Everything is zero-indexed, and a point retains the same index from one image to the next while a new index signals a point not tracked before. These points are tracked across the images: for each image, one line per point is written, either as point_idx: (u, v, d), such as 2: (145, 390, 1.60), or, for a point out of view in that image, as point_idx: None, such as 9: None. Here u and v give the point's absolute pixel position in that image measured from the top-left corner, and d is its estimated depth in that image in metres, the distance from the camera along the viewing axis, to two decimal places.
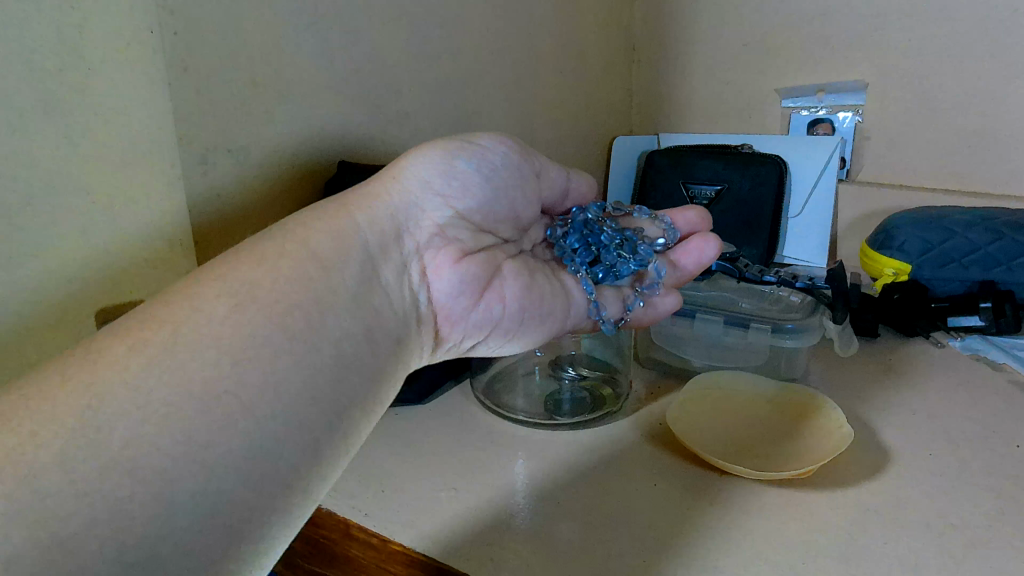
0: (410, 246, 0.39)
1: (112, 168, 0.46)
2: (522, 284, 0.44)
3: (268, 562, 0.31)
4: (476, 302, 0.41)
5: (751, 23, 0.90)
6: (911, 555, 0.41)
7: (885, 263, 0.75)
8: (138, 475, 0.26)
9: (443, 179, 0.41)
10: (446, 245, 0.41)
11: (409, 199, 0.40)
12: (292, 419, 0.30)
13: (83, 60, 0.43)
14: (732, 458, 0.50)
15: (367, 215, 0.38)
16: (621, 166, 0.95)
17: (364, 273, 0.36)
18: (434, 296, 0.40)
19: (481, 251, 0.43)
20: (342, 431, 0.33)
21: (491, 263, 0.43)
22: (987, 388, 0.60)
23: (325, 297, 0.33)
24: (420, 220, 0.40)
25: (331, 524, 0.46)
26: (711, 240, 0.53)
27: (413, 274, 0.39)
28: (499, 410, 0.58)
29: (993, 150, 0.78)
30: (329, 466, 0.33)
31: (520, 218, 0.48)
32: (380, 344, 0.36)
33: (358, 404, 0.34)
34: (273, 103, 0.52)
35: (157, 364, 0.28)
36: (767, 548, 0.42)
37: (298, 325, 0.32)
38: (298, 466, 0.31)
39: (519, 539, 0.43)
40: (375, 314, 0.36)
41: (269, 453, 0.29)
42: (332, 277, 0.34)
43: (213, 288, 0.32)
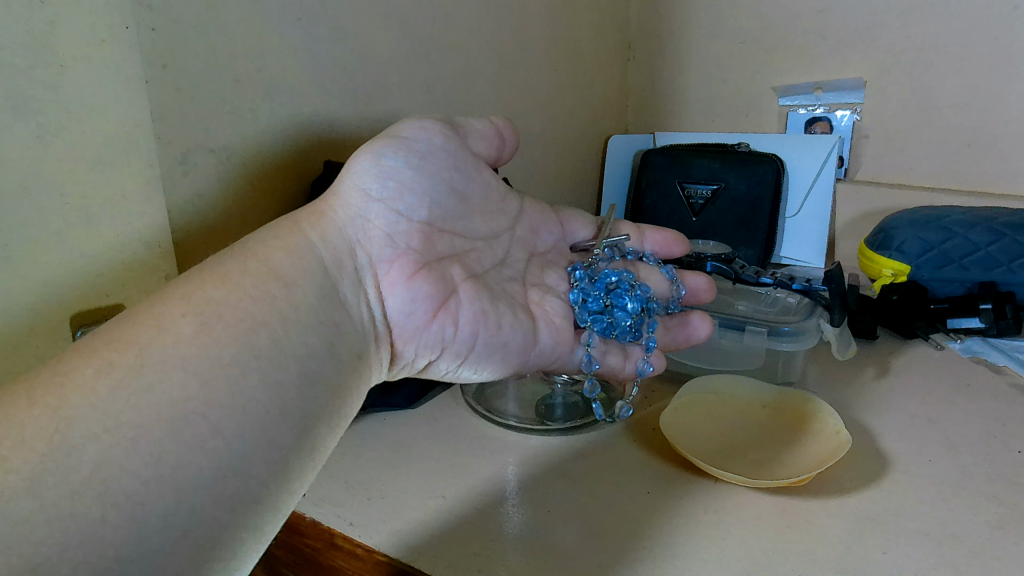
0: (362, 260, 0.40)
1: (87, 168, 0.44)
2: (478, 304, 0.44)
3: (243, 571, 0.33)
4: (430, 320, 0.42)
5: (748, 19, 0.89)
6: (910, 565, 0.40)
7: (883, 264, 0.74)
8: (110, 497, 0.27)
9: (384, 186, 0.41)
10: (398, 257, 0.41)
11: (354, 212, 0.41)
12: (258, 436, 0.32)
13: (55, 56, 0.41)
14: (723, 463, 0.49)
15: (320, 232, 0.40)
16: (617, 165, 0.94)
17: (325, 290, 0.38)
18: (388, 313, 0.41)
19: (438, 263, 0.43)
20: (307, 445, 0.35)
21: (449, 279, 0.43)
22: (989, 392, 0.59)
23: (287, 314, 0.35)
24: (368, 231, 0.41)
25: (315, 533, 0.45)
26: (705, 324, 0.54)
27: (368, 289, 0.40)
28: (489, 416, 0.57)
29: (993, 148, 0.77)
30: (297, 479, 0.35)
31: (478, 214, 0.48)
32: (343, 361, 0.38)
33: (325, 420, 0.36)
34: (258, 103, 0.51)
35: (122, 386, 0.30)
36: (763, 557, 0.41)
37: (264, 342, 0.34)
38: (266, 482, 0.32)
39: (508, 547, 0.42)
40: (337, 329, 0.37)
41: (238, 472, 0.31)
42: (294, 293, 0.36)
43: (180, 307, 0.33)
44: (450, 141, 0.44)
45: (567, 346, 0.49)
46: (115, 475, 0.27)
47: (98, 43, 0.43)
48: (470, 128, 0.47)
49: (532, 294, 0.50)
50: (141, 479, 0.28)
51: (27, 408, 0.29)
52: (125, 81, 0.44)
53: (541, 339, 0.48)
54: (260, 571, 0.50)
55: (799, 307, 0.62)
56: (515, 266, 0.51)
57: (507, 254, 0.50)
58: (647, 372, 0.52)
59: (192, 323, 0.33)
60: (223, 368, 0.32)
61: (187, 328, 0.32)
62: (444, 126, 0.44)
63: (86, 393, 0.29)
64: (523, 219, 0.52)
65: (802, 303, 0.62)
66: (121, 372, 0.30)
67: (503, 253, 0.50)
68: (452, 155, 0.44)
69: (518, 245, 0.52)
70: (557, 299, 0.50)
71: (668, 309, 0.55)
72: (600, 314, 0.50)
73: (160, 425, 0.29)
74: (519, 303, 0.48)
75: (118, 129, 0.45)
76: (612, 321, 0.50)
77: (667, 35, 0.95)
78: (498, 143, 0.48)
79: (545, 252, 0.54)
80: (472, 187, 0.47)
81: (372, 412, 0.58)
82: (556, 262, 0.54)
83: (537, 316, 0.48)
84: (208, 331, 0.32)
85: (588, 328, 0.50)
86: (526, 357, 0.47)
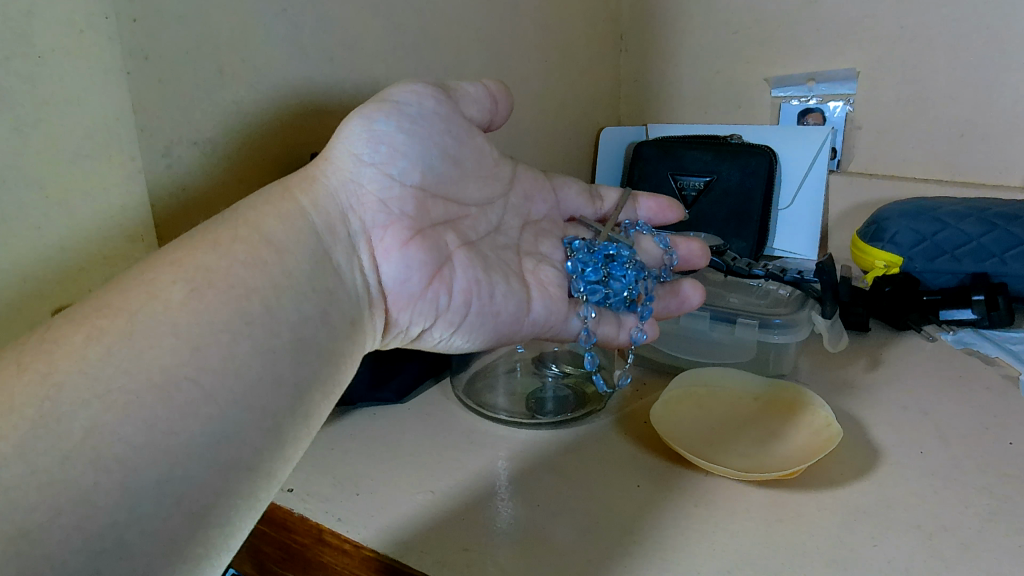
0: (355, 226, 0.40)
1: (67, 158, 0.44)
2: (471, 272, 0.44)
3: (235, 544, 0.32)
4: (425, 287, 0.41)
5: (741, 10, 0.88)
6: (901, 558, 0.40)
7: (875, 255, 0.73)
8: (102, 464, 0.27)
9: (376, 151, 0.41)
10: (392, 222, 0.41)
11: (346, 177, 0.40)
12: (252, 402, 0.32)
13: (33, 46, 0.41)
14: (716, 458, 0.49)
15: (312, 197, 0.39)
16: (610, 156, 0.93)
17: (318, 256, 0.37)
18: (383, 280, 0.41)
19: (431, 230, 0.43)
20: (302, 412, 0.35)
21: (443, 246, 0.43)
22: (980, 384, 0.59)
23: (280, 280, 0.35)
24: (361, 197, 0.40)
25: (303, 529, 0.45)
26: (699, 291, 0.54)
27: (362, 257, 0.40)
28: (480, 410, 0.56)
29: (985, 139, 0.77)
30: (291, 447, 0.34)
31: (472, 181, 0.47)
32: (337, 326, 0.37)
33: (318, 387, 0.36)
34: (244, 89, 0.50)
35: (114, 352, 0.29)
36: (754, 551, 0.40)
37: (255, 309, 0.33)
38: (260, 450, 0.32)
39: (496, 543, 0.42)
40: (330, 295, 0.37)
41: (232, 438, 0.31)
42: (287, 260, 0.36)
43: (171, 273, 0.33)
44: (442, 104, 0.44)
45: (559, 314, 0.48)
46: (106, 440, 0.27)
47: (76, 33, 0.42)
48: (462, 92, 0.46)
49: (527, 263, 0.49)
50: (128, 454, 0.27)
51: (16, 375, 0.28)
52: (104, 70, 0.43)
53: (533, 309, 0.47)
54: (247, 567, 0.49)
55: (791, 299, 0.61)
56: (511, 234, 0.50)
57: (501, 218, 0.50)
58: (641, 340, 0.51)
59: (182, 290, 0.32)
60: (211, 340, 0.31)
61: (178, 294, 0.32)
62: (436, 88, 0.44)
63: (75, 361, 0.29)
64: (516, 185, 0.51)
65: (794, 296, 0.62)
66: (112, 338, 0.30)
67: (495, 220, 0.49)
68: (445, 118, 0.44)
69: (512, 213, 0.51)
70: (551, 267, 0.50)
71: (659, 278, 0.54)
72: (597, 286, 0.49)
73: (153, 392, 0.29)
74: (513, 271, 0.47)
75: (98, 123, 0.44)
76: (611, 296, 0.50)
77: (659, 26, 0.94)
78: (492, 106, 0.47)
79: (541, 224, 0.53)
80: (467, 153, 0.46)
81: (362, 406, 0.58)
82: (550, 231, 0.53)
83: (530, 285, 0.48)
84: (197, 301, 0.32)
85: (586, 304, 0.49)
86: (519, 327, 0.47)
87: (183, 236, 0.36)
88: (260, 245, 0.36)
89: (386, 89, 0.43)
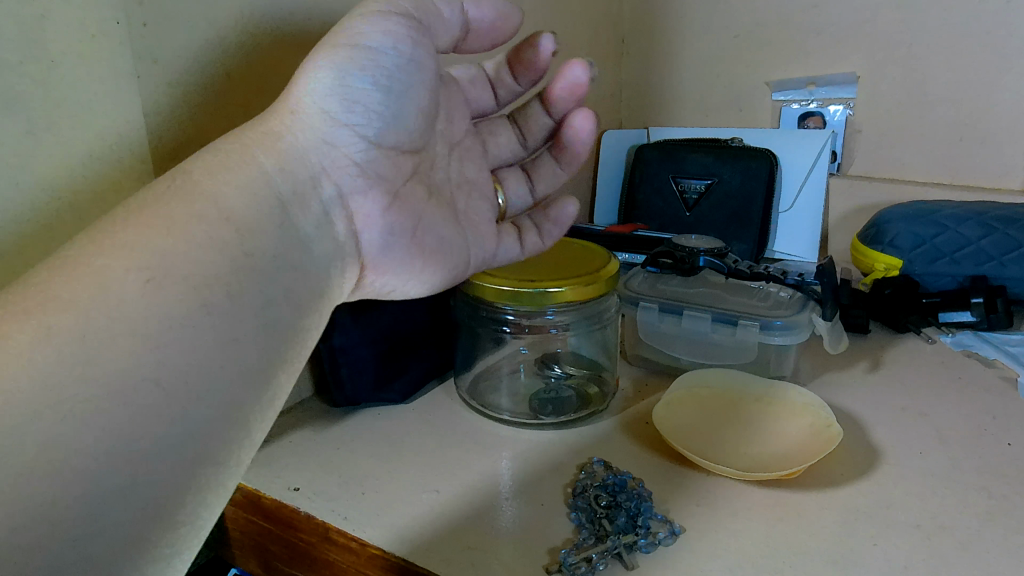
0: (332, 194, 0.39)
1: (77, 164, 0.42)
2: (434, 231, 0.45)
3: (205, 533, 0.33)
4: (400, 252, 0.43)
5: (742, 14, 0.89)
6: (901, 557, 0.40)
7: (877, 258, 0.73)
8: (61, 472, 0.27)
9: (353, 111, 0.39)
10: (372, 187, 0.40)
11: (318, 135, 0.38)
12: (214, 398, 0.32)
13: (45, 51, 0.40)
14: (716, 457, 0.49)
15: (276, 159, 0.37)
16: (611, 160, 0.94)
17: (282, 229, 0.36)
18: (365, 247, 0.41)
19: (403, 189, 0.42)
20: (265, 393, 0.35)
21: (414, 206, 0.43)
22: (979, 385, 0.59)
23: (241, 264, 0.34)
24: (335, 159, 0.39)
25: (310, 528, 0.45)
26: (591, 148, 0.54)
27: (341, 225, 0.39)
28: (483, 410, 0.57)
29: (986, 144, 0.78)
30: (255, 431, 0.35)
31: (432, 118, 0.45)
32: (304, 302, 0.37)
33: (283, 368, 0.36)
34: (252, 96, 0.49)
35: (64, 349, 0.28)
36: (755, 549, 0.41)
37: (217, 298, 0.32)
38: (226, 442, 0.32)
39: (500, 543, 0.42)
40: (297, 273, 0.36)
41: (196, 436, 0.31)
42: (247, 241, 0.34)
43: (121, 260, 0.31)
44: (418, 44, 0.40)
45: (489, 250, 0.51)
46: (63, 448, 0.27)
47: (89, 39, 0.41)
48: (426, 8, 0.41)
49: (467, 198, 0.49)
50: (86, 460, 0.27)
51: None
52: (114, 74, 0.42)
53: (476, 260, 0.50)
54: (257, 566, 0.50)
55: (791, 301, 0.61)
56: (452, 167, 0.48)
57: (442, 144, 0.47)
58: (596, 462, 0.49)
59: (138, 280, 0.30)
60: (169, 335, 0.30)
61: (133, 286, 0.30)
62: (408, 17, 0.40)
63: (20, 362, 0.27)
64: (450, 100, 0.47)
65: (794, 297, 0.61)
66: (63, 340, 0.28)
67: (440, 146, 0.47)
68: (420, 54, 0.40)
69: (447, 137, 0.47)
70: (483, 202, 0.50)
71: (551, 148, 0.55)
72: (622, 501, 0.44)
73: (110, 396, 0.28)
74: (462, 219, 0.48)
75: (109, 127, 0.43)
76: (602, 544, 0.41)
77: (662, 30, 0.94)
78: (499, 26, 0.47)
79: (470, 137, 0.50)
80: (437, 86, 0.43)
81: (366, 407, 0.58)
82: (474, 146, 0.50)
83: (475, 232, 0.49)
84: (155, 294, 0.30)
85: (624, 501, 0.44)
86: (466, 272, 0.49)
87: (131, 201, 0.34)
88: (218, 220, 0.33)
89: (349, 19, 0.39)
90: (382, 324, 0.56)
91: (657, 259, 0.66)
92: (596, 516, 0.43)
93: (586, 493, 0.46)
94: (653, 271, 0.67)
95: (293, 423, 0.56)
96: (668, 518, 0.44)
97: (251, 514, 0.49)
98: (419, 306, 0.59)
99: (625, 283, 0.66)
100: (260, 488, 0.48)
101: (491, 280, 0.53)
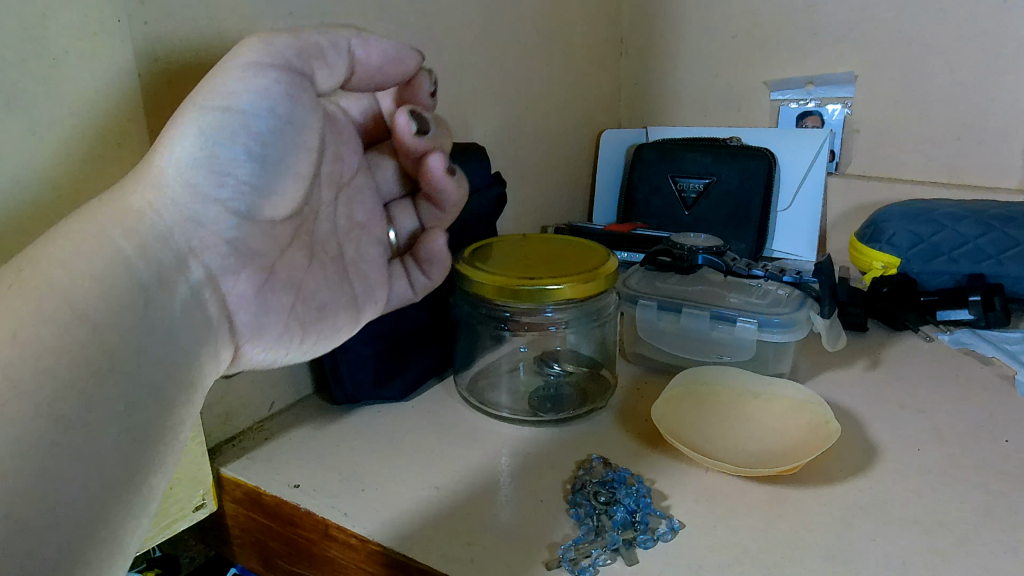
0: (200, 276, 0.36)
1: (80, 164, 0.42)
2: (322, 300, 0.42)
3: None
4: (281, 326, 0.40)
5: (740, 13, 0.89)
6: (898, 552, 0.40)
7: (873, 257, 0.73)
8: None
9: (221, 184, 0.36)
10: (243, 266, 0.38)
11: (182, 211, 0.35)
12: (82, 496, 0.30)
13: (48, 49, 0.39)
14: (714, 454, 0.50)
15: (130, 238, 0.34)
16: (610, 160, 0.94)
17: (142, 320, 0.33)
18: (240, 324, 0.39)
19: (282, 260, 0.40)
20: (136, 493, 0.33)
21: (298, 272, 0.41)
22: (977, 382, 0.60)
23: (102, 357, 0.31)
24: (203, 238, 0.36)
25: (310, 523, 0.46)
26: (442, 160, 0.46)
27: (211, 306, 0.37)
28: (483, 408, 0.57)
29: (985, 142, 0.78)
30: (128, 537, 0.32)
31: (318, 175, 0.42)
32: (168, 398, 0.34)
33: (154, 469, 0.34)
34: None
35: None
36: (753, 545, 0.41)
37: (83, 381, 0.30)
38: (92, 550, 0.30)
39: (500, 538, 0.42)
40: (161, 370, 0.34)
41: (61, 545, 0.29)
42: (109, 331, 0.32)
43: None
44: (286, 105, 0.38)
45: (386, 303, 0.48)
46: None
47: (90, 36, 0.40)
48: (305, 57, 0.38)
49: (367, 248, 0.46)
50: None
51: None
52: (117, 73, 0.42)
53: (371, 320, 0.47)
54: (259, 562, 0.51)
55: (790, 298, 0.61)
56: (348, 223, 0.45)
57: (331, 202, 0.43)
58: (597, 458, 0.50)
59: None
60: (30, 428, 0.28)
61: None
62: (288, 72, 0.38)
63: None
64: (345, 149, 0.44)
65: (792, 295, 0.61)
66: None
67: (331, 205, 0.44)
68: (296, 107, 0.38)
69: (337, 185, 0.44)
70: (378, 248, 0.47)
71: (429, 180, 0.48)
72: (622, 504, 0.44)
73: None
74: (359, 277, 0.45)
75: (109, 124, 0.42)
76: (602, 541, 0.41)
77: (660, 30, 0.94)
78: (390, 70, 0.43)
79: (366, 185, 0.46)
80: (319, 139, 0.41)
81: (365, 404, 0.58)
82: (362, 187, 0.46)
83: (373, 289, 0.47)
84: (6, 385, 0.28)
85: (623, 497, 0.44)
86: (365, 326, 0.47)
87: (28, 248, 0.33)
88: (83, 292, 0.31)
89: (213, 75, 0.36)
90: (381, 322, 0.56)
91: (655, 257, 0.67)
92: (596, 512, 0.44)
93: (585, 489, 0.46)
94: (652, 269, 0.67)
95: (294, 420, 0.56)
96: (666, 513, 0.44)
97: (252, 511, 0.49)
98: (418, 304, 0.60)
99: (624, 281, 0.66)
100: (260, 485, 0.48)
101: (490, 278, 0.53)
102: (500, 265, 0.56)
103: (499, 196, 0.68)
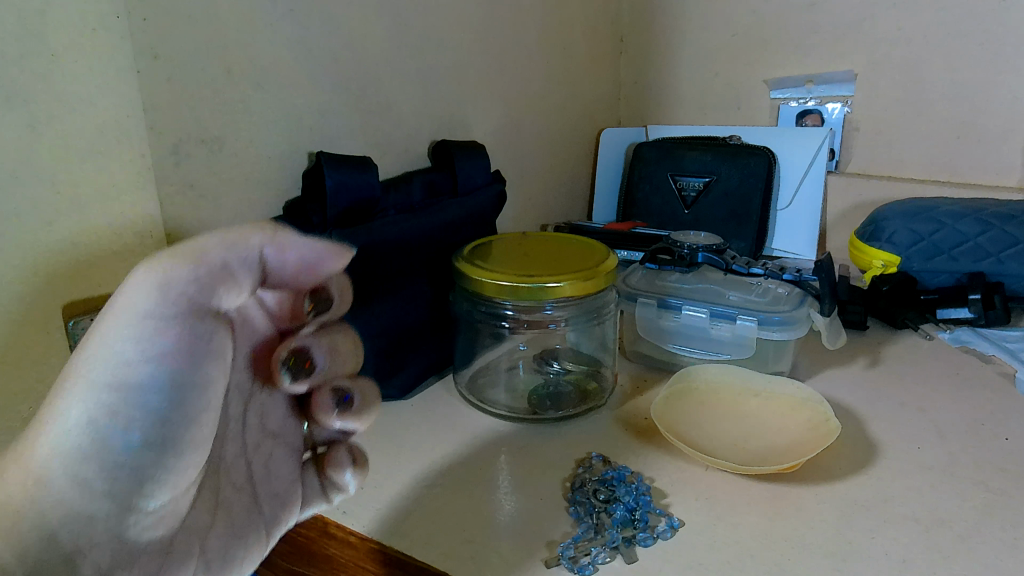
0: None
1: (81, 159, 0.41)
2: (230, 530, 0.37)
3: None
4: None
5: (740, 12, 0.89)
6: (898, 550, 0.40)
7: (873, 255, 0.73)
8: None
9: (88, 459, 0.31)
10: (130, 531, 0.33)
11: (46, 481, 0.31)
12: None
13: (46, 45, 0.39)
14: (714, 452, 0.50)
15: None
16: (610, 159, 0.94)
17: None
18: None
19: (180, 502, 0.34)
20: None
21: (200, 551, 0.36)
22: (977, 380, 0.60)
23: None
24: (72, 504, 0.32)
25: (308, 522, 0.45)
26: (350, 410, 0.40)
27: None
28: (482, 406, 0.57)
29: (985, 141, 0.79)
30: None
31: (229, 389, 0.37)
32: None
33: None
34: (249, 92, 0.49)
35: None
36: (752, 543, 0.41)
37: None
38: None
39: (499, 537, 0.42)
40: None
41: None
42: None
43: None
44: (187, 355, 0.31)
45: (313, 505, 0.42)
46: None
47: (89, 32, 0.40)
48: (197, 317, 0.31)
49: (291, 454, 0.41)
50: None
51: None
52: (115, 69, 0.42)
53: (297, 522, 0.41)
54: None
55: (790, 297, 0.60)
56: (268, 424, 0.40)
57: (246, 410, 0.38)
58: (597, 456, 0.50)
59: None
60: None
61: None
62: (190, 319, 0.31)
63: None
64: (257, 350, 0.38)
65: (792, 293, 0.61)
66: None
67: (247, 415, 0.38)
68: (197, 358, 0.32)
69: (255, 400, 0.38)
70: (306, 472, 0.41)
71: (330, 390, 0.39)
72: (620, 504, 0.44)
73: None
74: (279, 488, 0.40)
75: (108, 120, 0.42)
76: (601, 539, 0.41)
77: (660, 29, 0.94)
78: (305, 277, 0.35)
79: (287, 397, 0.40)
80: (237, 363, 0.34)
81: None
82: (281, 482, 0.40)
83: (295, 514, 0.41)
84: None
85: (622, 495, 0.44)
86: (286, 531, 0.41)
87: None
88: None
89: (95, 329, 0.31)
90: (381, 321, 0.56)
91: (655, 255, 0.67)
92: (596, 510, 0.44)
93: (584, 487, 0.46)
94: (652, 268, 0.67)
95: None
96: (667, 512, 0.44)
97: None
98: (418, 303, 0.59)
99: (623, 279, 0.66)
100: None
101: (489, 276, 0.53)
102: (499, 263, 0.56)
103: (498, 194, 0.68)
